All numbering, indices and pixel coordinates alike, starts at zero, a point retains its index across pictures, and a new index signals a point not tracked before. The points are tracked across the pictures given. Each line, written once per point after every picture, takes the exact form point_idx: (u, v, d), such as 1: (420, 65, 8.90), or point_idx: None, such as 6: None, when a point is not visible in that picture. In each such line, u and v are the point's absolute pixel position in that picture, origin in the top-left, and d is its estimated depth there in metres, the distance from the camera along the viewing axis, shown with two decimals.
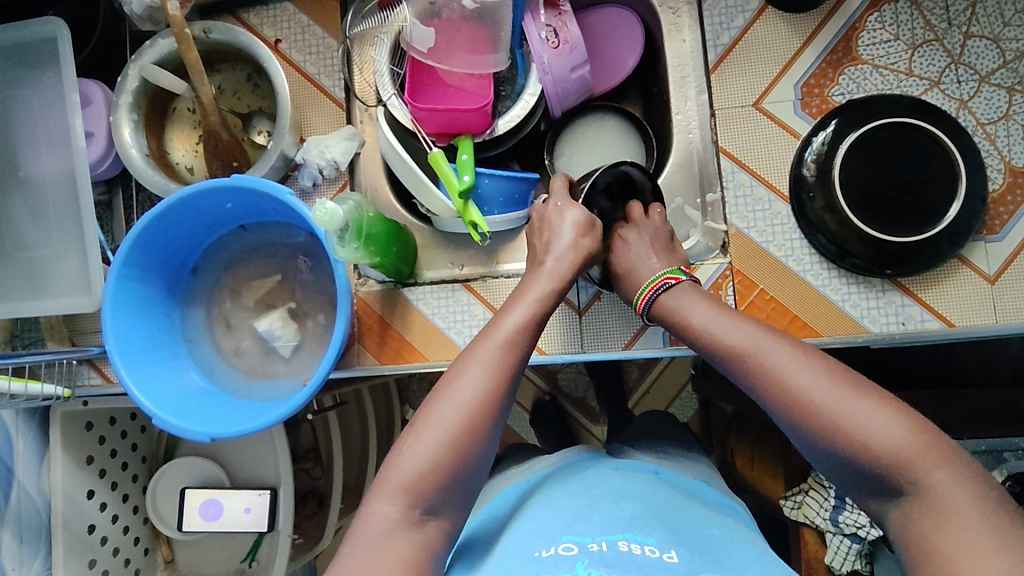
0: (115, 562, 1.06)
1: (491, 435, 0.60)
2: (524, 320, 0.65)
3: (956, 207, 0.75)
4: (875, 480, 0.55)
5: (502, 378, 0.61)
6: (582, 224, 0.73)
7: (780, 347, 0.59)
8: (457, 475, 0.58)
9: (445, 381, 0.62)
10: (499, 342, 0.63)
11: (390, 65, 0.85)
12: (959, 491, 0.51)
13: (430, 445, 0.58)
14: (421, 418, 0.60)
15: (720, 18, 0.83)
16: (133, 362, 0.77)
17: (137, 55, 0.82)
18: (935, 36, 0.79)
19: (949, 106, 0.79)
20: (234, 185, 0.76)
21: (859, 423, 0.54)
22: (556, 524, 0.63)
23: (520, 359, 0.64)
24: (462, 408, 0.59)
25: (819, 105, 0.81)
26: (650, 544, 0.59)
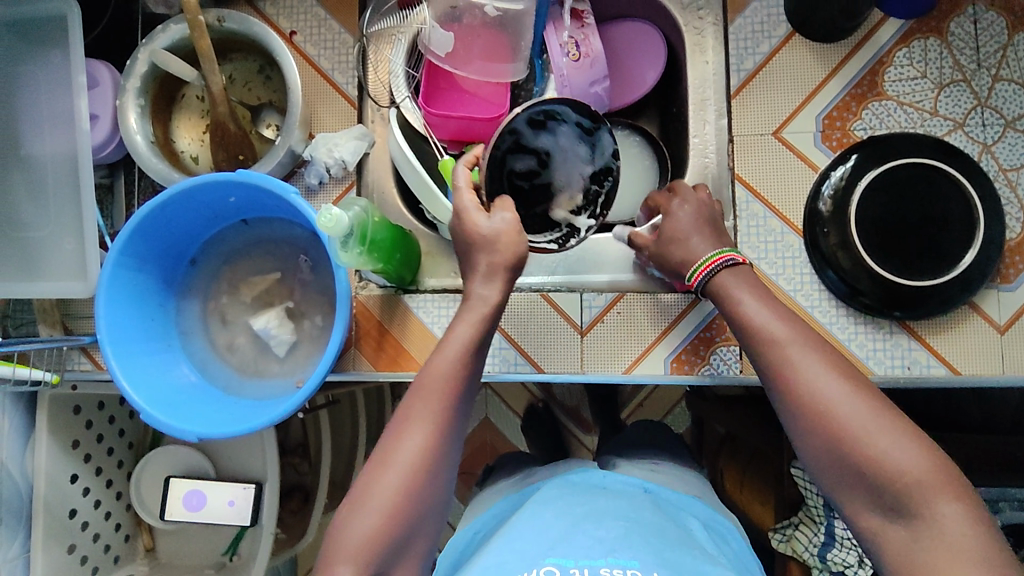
0: (96, 548, 1.04)
1: (438, 489, 0.59)
2: (454, 359, 0.62)
3: (971, 255, 0.73)
4: (868, 509, 0.54)
5: (439, 431, 0.60)
6: (494, 237, 0.64)
7: (791, 367, 0.57)
8: (408, 535, 0.57)
9: (386, 444, 0.60)
10: (431, 395, 0.61)
11: (406, 68, 0.83)
12: (953, 521, 0.50)
13: (372, 512, 0.56)
14: (362, 487, 0.58)
15: (746, 42, 0.81)
16: (125, 354, 0.76)
17: (148, 39, 0.80)
18: (963, 77, 0.78)
19: (972, 150, 0.77)
20: (223, 180, 0.74)
21: (857, 444, 0.53)
22: (539, 546, 0.62)
23: (459, 403, 0.62)
24: (404, 470, 0.58)
25: (840, 139, 0.79)
26: (634, 567, 0.57)
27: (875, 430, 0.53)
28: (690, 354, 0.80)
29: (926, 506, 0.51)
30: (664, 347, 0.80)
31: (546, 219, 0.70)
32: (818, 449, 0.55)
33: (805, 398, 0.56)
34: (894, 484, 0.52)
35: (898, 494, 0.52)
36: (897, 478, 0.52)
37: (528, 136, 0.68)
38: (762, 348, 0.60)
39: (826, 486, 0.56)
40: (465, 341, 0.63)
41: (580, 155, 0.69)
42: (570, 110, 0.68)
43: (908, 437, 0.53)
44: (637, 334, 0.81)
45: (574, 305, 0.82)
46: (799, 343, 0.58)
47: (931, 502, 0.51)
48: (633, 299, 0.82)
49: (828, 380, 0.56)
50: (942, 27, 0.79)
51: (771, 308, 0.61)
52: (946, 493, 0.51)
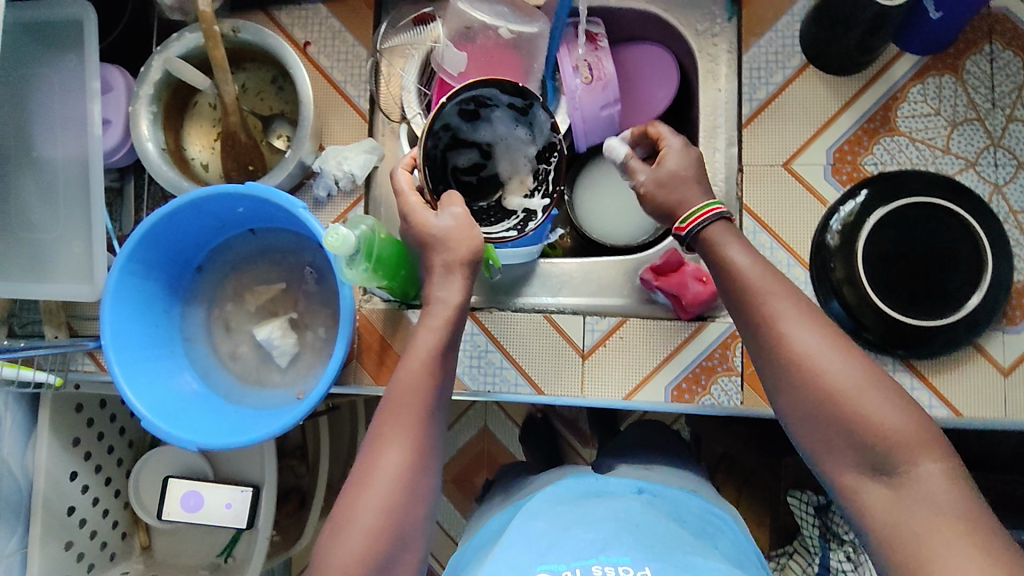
0: (93, 545, 1.05)
1: (422, 501, 0.59)
2: (421, 367, 0.62)
3: (978, 297, 0.73)
4: (854, 468, 0.53)
5: (416, 440, 0.59)
6: (444, 235, 0.65)
7: (780, 331, 0.57)
8: (395, 550, 0.56)
9: (363, 462, 0.59)
10: (404, 405, 0.60)
11: (418, 87, 0.84)
12: (935, 480, 0.51)
13: (355, 532, 0.55)
14: (342, 510, 0.57)
15: (760, 72, 0.81)
16: (129, 360, 0.76)
17: (163, 46, 0.81)
18: (976, 115, 0.78)
19: (983, 190, 0.77)
20: (229, 192, 0.74)
21: (843, 405, 0.53)
22: (531, 551, 0.61)
23: (431, 412, 0.61)
24: (383, 489, 0.57)
25: (851, 173, 0.79)
26: (624, 564, 0.58)
27: (860, 392, 0.53)
28: (691, 383, 0.80)
29: (909, 464, 0.51)
30: (665, 374, 0.80)
31: (500, 207, 0.76)
32: (804, 420, 0.55)
33: (791, 364, 0.55)
34: (880, 443, 0.52)
35: (885, 457, 0.52)
36: (883, 438, 0.52)
37: (464, 131, 0.74)
38: (755, 309, 0.58)
39: (812, 451, 0.56)
40: (429, 347, 0.63)
41: (519, 139, 0.75)
42: (499, 94, 0.71)
43: (891, 395, 0.53)
44: (639, 360, 0.81)
45: (577, 328, 0.83)
46: (794, 307, 0.57)
47: (913, 462, 0.51)
48: (636, 325, 0.82)
49: (820, 342, 0.55)
50: (958, 64, 0.78)
51: (766, 272, 0.60)
52: (928, 452, 0.52)
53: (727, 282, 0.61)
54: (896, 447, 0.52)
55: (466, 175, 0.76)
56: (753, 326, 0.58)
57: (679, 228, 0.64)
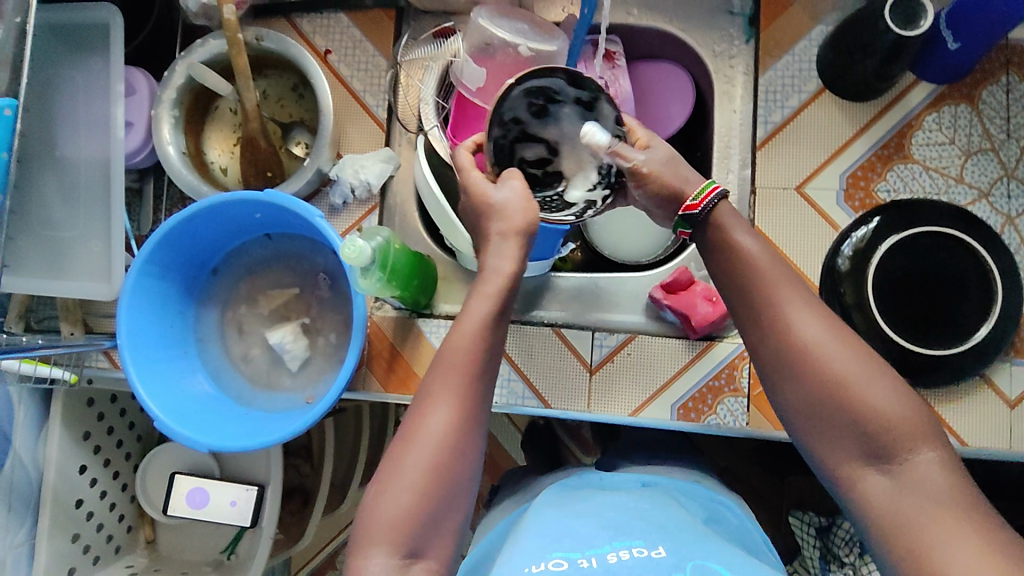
0: (98, 538, 1.07)
1: (470, 463, 0.58)
2: (472, 332, 0.60)
3: (986, 329, 0.73)
4: (854, 457, 0.53)
5: (468, 404, 0.58)
6: (503, 206, 0.63)
7: (781, 315, 0.57)
8: (440, 512, 0.55)
9: (411, 421, 0.58)
10: (455, 369, 0.59)
11: (436, 101, 0.84)
12: (933, 469, 0.51)
13: (402, 490, 0.55)
14: (388, 467, 0.56)
15: (775, 95, 0.82)
16: (144, 360, 0.77)
17: (187, 52, 0.82)
18: (990, 146, 0.78)
19: (995, 221, 0.77)
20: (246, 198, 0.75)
21: (843, 392, 0.53)
22: (545, 540, 0.60)
23: (480, 377, 0.60)
24: (428, 448, 0.56)
25: (863, 199, 0.79)
26: (638, 546, 0.57)
27: (866, 376, 0.53)
28: (698, 403, 0.80)
29: (908, 452, 0.52)
30: (672, 393, 0.81)
31: (561, 202, 0.68)
32: (803, 409, 0.55)
33: (795, 350, 0.55)
34: (879, 429, 0.52)
35: (885, 442, 0.52)
36: (884, 424, 0.52)
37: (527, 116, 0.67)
38: (755, 294, 0.58)
39: (800, 434, 0.56)
40: (480, 312, 0.61)
41: None
42: (567, 85, 0.65)
43: (888, 380, 0.54)
44: (646, 378, 0.82)
45: (585, 343, 0.83)
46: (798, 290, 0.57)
47: (913, 448, 0.52)
48: (644, 342, 0.82)
49: (821, 328, 0.55)
50: (974, 94, 0.79)
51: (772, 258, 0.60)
52: (926, 440, 0.52)
53: (736, 285, 0.60)
54: (897, 434, 0.52)
55: (527, 169, 0.68)
56: (753, 312, 0.58)
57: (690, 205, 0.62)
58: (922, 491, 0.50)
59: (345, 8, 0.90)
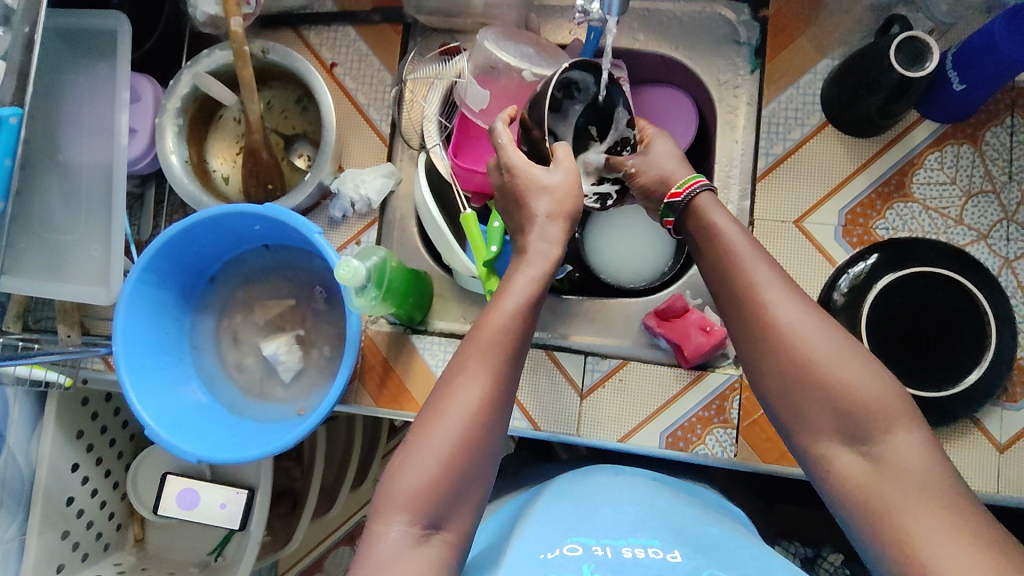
0: (88, 535, 1.07)
1: (494, 441, 0.58)
2: (513, 312, 0.61)
3: (977, 373, 0.73)
4: (830, 436, 0.53)
5: (497, 383, 0.59)
6: (558, 185, 0.67)
7: (757, 296, 0.58)
8: (462, 486, 0.56)
9: (439, 394, 0.59)
10: (485, 348, 0.60)
11: (438, 121, 0.84)
12: (911, 450, 0.50)
13: (427, 460, 0.56)
14: (415, 436, 0.57)
15: (778, 127, 0.81)
16: (138, 368, 0.78)
17: (193, 61, 0.82)
18: (992, 188, 0.78)
19: (993, 263, 0.77)
20: (245, 211, 0.76)
21: (817, 370, 0.54)
22: (558, 528, 0.61)
23: (515, 357, 0.61)
24: (460, 418, 0.57)
25: (861, 236, 0.79)
26: (654, 546, 0.58)
27: (838, 355, 0.54)
28: (687, 432, 0.80)
29: (885, 433, 0.51)
30: (662, 420, 0.81)
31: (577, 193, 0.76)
32: (777, 387, 0.56)
33: (770, 332, 0.56)
34: (870, 416, 0.52)
35: (864, 423, 0.52)
36: (863, 405, 0.52)
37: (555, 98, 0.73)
38: (733, 278, 0.60)
39: (791, 430, 0.56)
40: (521, 295, 0.62)
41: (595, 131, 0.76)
42: (589, 82, 0.74)
43: (861, 360, 0.54)
44: (637, 404, 0.82)
45: (577, 367, 0.84)
46: (781, 281, 0.58)
47: (891, 429, 0.52)
48: (635, 368, 0.82)
49: (797, 310, 0.56)
50: (978, 135, 0.78)
51: (748, 242, 0.61)
52: (903, 420, 0.52)
53: (731, 323, 0.60)
54: (879, 414, 0.52)
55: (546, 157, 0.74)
56: (730, 295, 0.60)
57: (673, 193, 0.68)
58: (902, 475, 0.50)
59: (352, 21, 0.90)
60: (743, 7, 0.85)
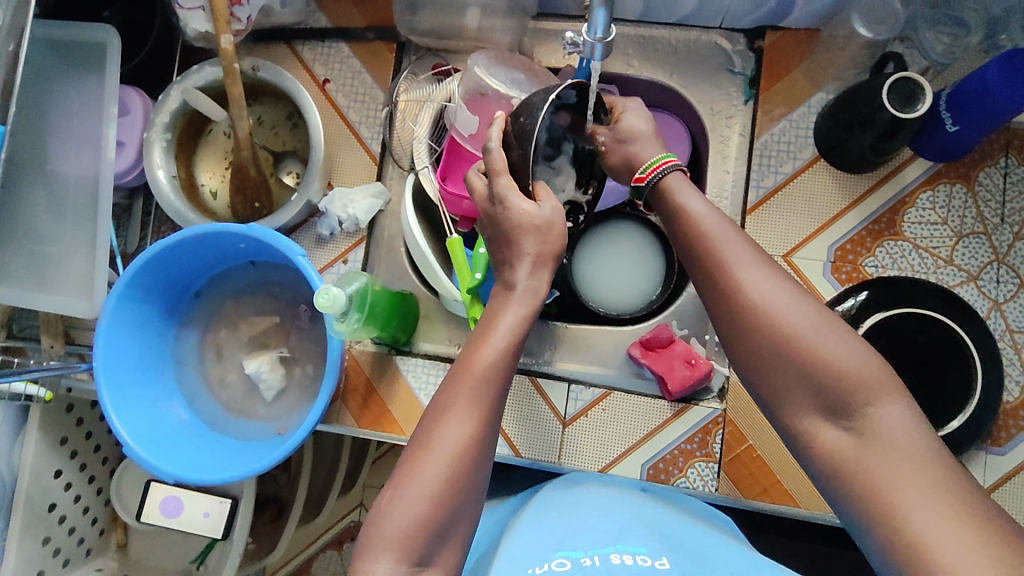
0: (69, 541, 1.07)
1: (478, 480, 0.57)
2: (500, 349, 0.60)
3: (959, 421, 0.72)
4: (812, 411, 0.53)
5: (484, 421, 0.57)
6: (549, 225, 0.63)
7: (735, 276, 0.56)
8: (450, 522, 0.55)
9: (425, 431, 0.58)
10: (472, 383, 0.58)
11: (428, 143, 0.84)
12: (893, 419, 0.50)
13: (415, 498, 0.54)
14: (401, 474, 0.56)
15: (770, 161, 0.81)
16: (118, 386, 0.78)
17: (182, 77, 0.82)
18: (983, 229, 0.77)
19: (982, 305, 0.76)
20: (227, 231, 0.75)
21: (796, 347, 0.53)
22: (546, 540, 0.60)
23: (499, 393, 0.60)
24: (446, 459, 0.55)
25: (850, 273, 0.78)
26: (643, 554, 0.57)
27: (816, 330, 0.53)
28: (668, 464, 0.79)
29: (868, 404, 0.51)
30: (645, 451, 0.80)
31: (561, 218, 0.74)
32: (758, 365, 0.55)
33: (742, 304, 0.55)
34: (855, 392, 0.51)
35: (846, 394, 0.51)
36: (844, 380, 0.51)
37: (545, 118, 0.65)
38: (707, 255, 0.58)
39: (794, 438, 0.55)
40: (513, 325, 0.61)
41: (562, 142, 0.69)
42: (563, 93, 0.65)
43: (842, 333, 0.53)
44: (621, 434, 0.81)
45: (560, 395, 0.83)
46: (748, 253, 0.57)
47: (874, 399, 0.51)
48: (619, 398, 0.82)
49: (773, 289, 0.55)
50: (971, 175, 0.78)
51: (725, 224, 0.59)
52: (887, 392, 0.51)
53: None
54: (859, 387, 0.51)
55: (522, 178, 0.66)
56: (705, 271, 0.58)
57: (638, 177, 0.65)
58: (887, 448, 0.49)
59: (346, 38, 0.89)
60: (738, 37, 0.84)
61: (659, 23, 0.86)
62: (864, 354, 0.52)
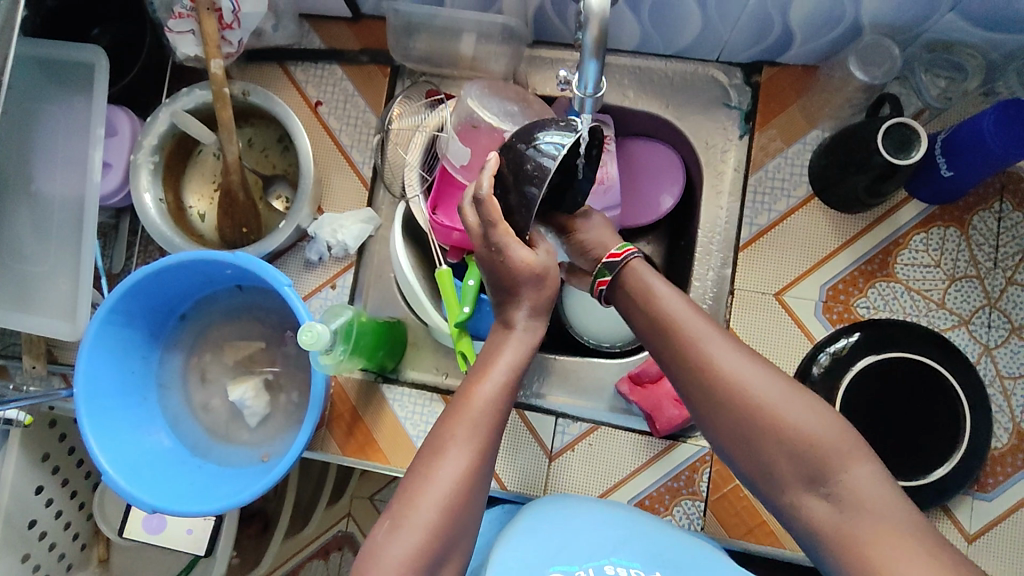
0: (50, 557, 1.05)
1: (473, 513, 0.56)
2: (499, 382, 0.60)
3: (944, 470, 0.72)
4: (794, 481, 0.53)
5: (484, 454, 0.57)
6: (544, 272, 0.63)
7: (702, 351, 0.56)
8: (445, 552, 0.54)
9: (423, 462, 0.57)
10: (474, 418, 0.57)
11: (420, 171, 0.83)
12: (866, 482, 0.51)
13: (413, 529, 0.53)
14: (400, 505, 0.55)
15: (764, 198, 0.80)
16: (99, 411, 0.77)
17: (171, 99, 0.81)
18: (976, 273, 0.77)
19: (973, 349, 0.76)
20: (210, 259, 0.74)
21: (768, 418, 0.53)
22: (543, 547, 0.62)
23: (497, 430, 0.59)
24: (445, 490, 0.55)
25: (841, 313, 0.77)
26: (635, 567, 0.60)
27: (786, 399, 0.54)
28: (654, 501, 0.79)
29: (842, 471, 0.52)
30: (632, 487, 0.79)
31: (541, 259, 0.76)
32: (735, 440, 0.55)
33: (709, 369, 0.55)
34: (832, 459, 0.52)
35: (819, 461, 0.52)
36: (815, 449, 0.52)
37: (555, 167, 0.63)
38: (668, 331, 0.58)
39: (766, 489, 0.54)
40: (505, 367, 0.60)
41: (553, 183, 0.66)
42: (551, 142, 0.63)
43: (807, 402, 0.54)
44: (608, 470, 0.80)
45: (547, 429, 0.82)
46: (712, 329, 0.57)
47: (846, 465, 0.52)
48: (607, 433, 0.81)
49: (739, 360, 0.55)
50: (965, 218, 0.77)
51: (687, 304, 0.59)
52: (856, 455, 0.52)
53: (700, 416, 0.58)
54: (831, 453, 0.52)
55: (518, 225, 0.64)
56: (665, 344, 0.58)
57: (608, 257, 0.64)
58: (866, 511, 0.50)
59: (339, 59, 0.88)
60: (735, 71, 0.84)
61: (656, 55, 0.85)
62: (834, 420, 0.53)
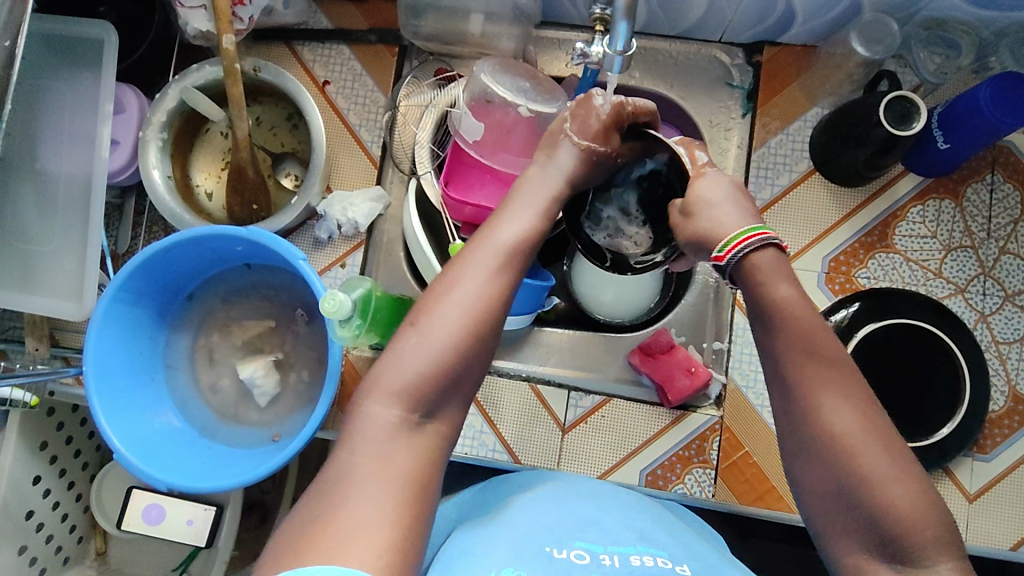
0: (47, 550, 0.98)
1: (491, 340, 0.56)
2: (526, 220, 0.61)
3: (948, 430, 0.75)
4: (858, 528, 0.51)
5: (497, 285, 0.56)
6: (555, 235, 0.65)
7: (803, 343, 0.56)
8: (459, 380, 0.54)
9: (446, 279, 0.57)
10: (502, 246, 0.59)
11: (431, 147, 0.85)
12: None
13: (432, 334, 0.53)
14: (420, 314, 0.55)
15: (767, 172, 0.82)
16: (108, 391, 0.75)
17: (181, 75, 0.80)
18: (970, 243, 0.80)
19: (969, 316, 0.79)
20: (224, 235, 0.74)
21: (868, 478, 0.50)
22: (565, 522, 0.57)
23: (523, 264, 0.59)
24: (465, 304, 0.55)
25: (843, 283, 0.80)
26: (662, 555, 0.53)
27: (896, 478, 0.50)
28: (666, 470, 0.80)
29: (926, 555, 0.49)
30: (643, 458, 0.81)
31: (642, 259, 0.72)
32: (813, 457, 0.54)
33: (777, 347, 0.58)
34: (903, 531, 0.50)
35: (905, 545, 0.49)
36: (906, 531, 0.49)
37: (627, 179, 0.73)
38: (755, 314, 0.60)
39: (794, 448, 0.55)
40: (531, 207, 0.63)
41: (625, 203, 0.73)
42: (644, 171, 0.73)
43: (913, 477, 0.51)
44: (620, 442, 0.81)
45: (560, 402, 0.83)
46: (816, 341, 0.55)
47: (930, 557, 0.49)
48: (619, 405, 0.82)
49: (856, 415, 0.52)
50: (959, 190, 0.81)
51: None
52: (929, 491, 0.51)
53: None
54: (918, 538, 0.49)
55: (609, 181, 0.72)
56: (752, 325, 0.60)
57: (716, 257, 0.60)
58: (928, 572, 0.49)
59: (347, 40, 0.88)
60: (737, 51, 0.86)
61: (661, 36, 0.88)
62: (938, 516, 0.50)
